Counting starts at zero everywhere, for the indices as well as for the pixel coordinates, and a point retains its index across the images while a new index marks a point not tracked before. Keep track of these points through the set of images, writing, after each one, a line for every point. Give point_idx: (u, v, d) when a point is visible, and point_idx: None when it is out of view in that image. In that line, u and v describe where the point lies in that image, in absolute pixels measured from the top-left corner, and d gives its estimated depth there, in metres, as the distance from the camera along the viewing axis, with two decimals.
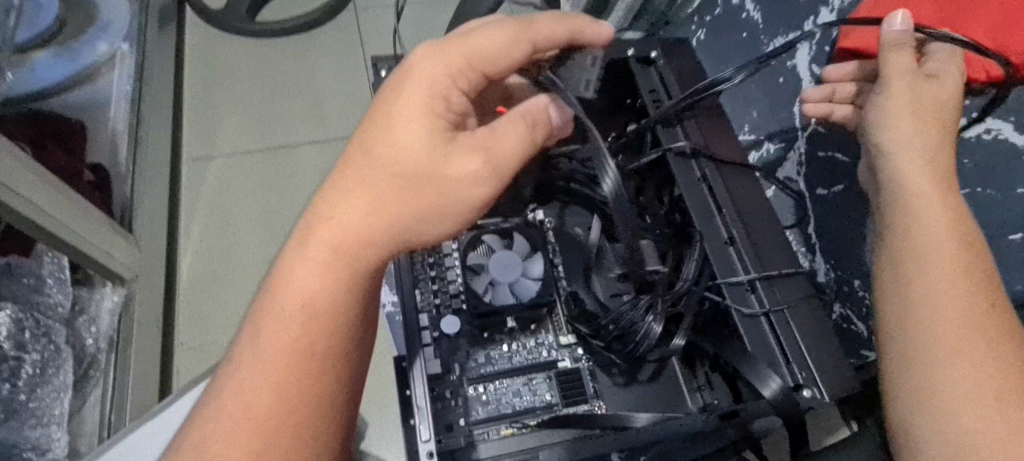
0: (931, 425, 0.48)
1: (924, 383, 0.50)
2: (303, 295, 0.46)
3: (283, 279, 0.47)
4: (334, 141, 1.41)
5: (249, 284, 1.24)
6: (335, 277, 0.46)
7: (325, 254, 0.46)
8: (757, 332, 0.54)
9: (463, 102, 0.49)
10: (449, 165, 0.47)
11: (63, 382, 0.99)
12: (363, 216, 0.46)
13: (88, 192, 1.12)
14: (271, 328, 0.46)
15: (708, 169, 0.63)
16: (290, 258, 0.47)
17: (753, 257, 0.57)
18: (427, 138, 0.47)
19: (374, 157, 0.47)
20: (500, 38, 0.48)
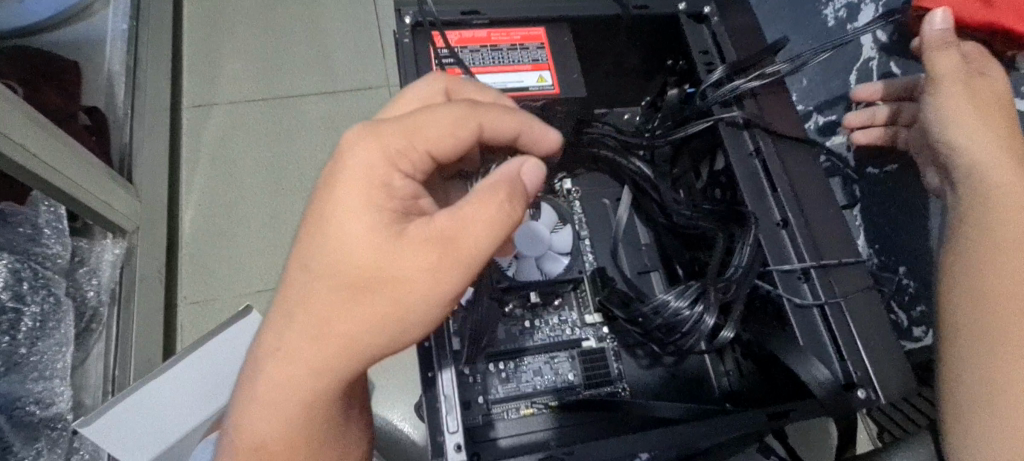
0: (993, 425, 0.46)
1: (991, 381, 0.47)
2: (274, 405, 0.42)
3: (253, 392, 0.43)
4: (342, 92, 1.33)
5: (255, 239, 1.20)
6: (297, 381, 0.42)
7: (283, 366, 0.42)
8: (808, 324, 0.50)
9: (408, 184, 0.44)
10: (400, 261, 0.41)
11: (65, 335, 0.95)
12: (313, 326, 0.41)
13: (84, 137, 1.06)
14: (246, 426, 0.43)
15: (763, 142, 0.57)
16: (258, 367, 0.43)
17: (809, 242, 0.53)
18: (372, 232, 0.42)
19: (311, 261, 0.42)
20: (446, 124, 0.45)
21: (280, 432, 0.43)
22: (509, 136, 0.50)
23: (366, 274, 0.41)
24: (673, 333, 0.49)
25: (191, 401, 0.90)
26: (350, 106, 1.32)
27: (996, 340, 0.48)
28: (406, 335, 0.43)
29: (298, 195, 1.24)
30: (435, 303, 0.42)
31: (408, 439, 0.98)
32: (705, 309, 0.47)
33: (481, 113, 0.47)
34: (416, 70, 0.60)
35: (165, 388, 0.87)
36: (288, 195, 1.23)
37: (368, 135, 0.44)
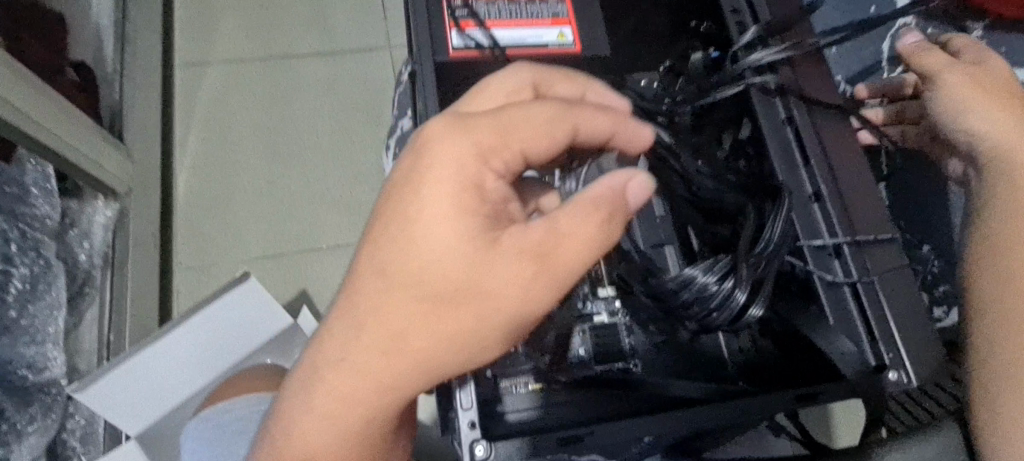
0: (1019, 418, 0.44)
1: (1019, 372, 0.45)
2: (336, 416, 0.40)
3: (310, 396, 0.40)
4: (341, 54, 1.27)
5: (252, 205, 1.16)
6: (362, 393, 0.39)
7: (350, 375, 0.39)
8: (838, 302, 0.48)
9: (500, 188, 0.39)
10: (488, 276, 0.38)
11: (56, 298, 0.92)
12: (387, 339, 0.39)
13: (72, 93, 1.01)
14: (300, 430, 0.40)
15: (797, 110, 0.53)
16: (320, 373, 0.40)
17: (843, 217, 0.50)
18: (462, 242, 0.38)
19: (388, 267, 0.39)
20: (541, 117, 0.39)
21: (338, 442, 0.40)
22: (604, 137, 0.43)
23: (451, 287, 0.38)
24: (699, 309, 0.46)
25: (190, 368, 0.88)
26: (349, 68, 1.26)
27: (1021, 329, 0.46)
28: (487, 354, 0.40)
29: (296, 160, 1.19)
30: (520, 324, 0.39)
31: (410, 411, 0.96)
32: (736, 284, 0.45)
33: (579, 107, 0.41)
34: (428, 22, 0.56)
35: (162, 355, 0.85)
36: (285, 160, 1.19)
37: (456, 126, 0.38)
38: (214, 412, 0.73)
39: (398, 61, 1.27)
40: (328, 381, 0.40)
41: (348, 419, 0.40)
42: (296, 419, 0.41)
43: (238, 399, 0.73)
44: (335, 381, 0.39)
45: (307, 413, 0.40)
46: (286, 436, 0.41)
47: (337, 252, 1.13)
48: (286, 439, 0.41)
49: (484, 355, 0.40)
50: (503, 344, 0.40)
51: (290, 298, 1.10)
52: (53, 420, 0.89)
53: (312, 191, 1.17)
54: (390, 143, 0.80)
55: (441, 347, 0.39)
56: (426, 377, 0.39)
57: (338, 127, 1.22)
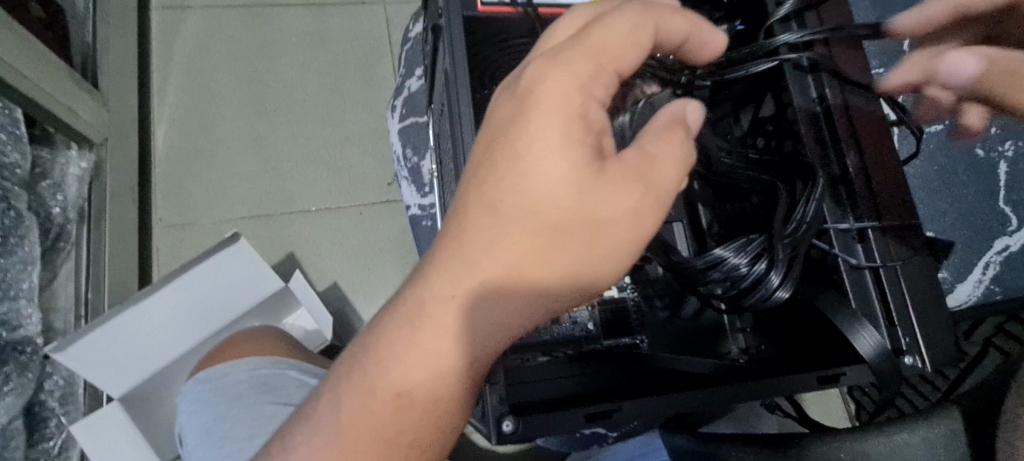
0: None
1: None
2: (438, 358, 0.39)
3: (405, 339, 0.39)
4: (331, 5, 1.20)
5: (239, 161, 1.11)
6: (466, 332, 0.39)
7: (454, 314, 0.39)
8: (859, 286, 0.49)
9: (602, 116, 0.40)
10: (597, 209, 0.39)
11: (30, 253, 0.86)
12: (499, 269, 0.39)
13: (39, 30, 0.93)
14: (387, 377, 0.39)
15: (830, 88, 0.52)
16: (417, 317, 0.39)
17: (869, 201, 0.49)
18: (572, 172, 0.39)
19: (498, 201, 0.39)
20: (628, 31, 0.40)
21: (433, 388, 0.38)
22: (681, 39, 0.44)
23: (562, 220, 0.39)
24: (730, 287, 0.47)
25: (174, 329, 0.84)
26: (342, 23, 1.19)
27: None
28: (594, 282, 0.41)
29: (284, 117, 1.14)
30: (627, 253, 0.41)
31: None
32: (770, 267, 0.45)
33: (665, 17, 0.42)
34: None
35: (147, 316, 0.82)
36: (272, 117, 1.13)
37: (557, 58, 0.39)
38: (214, 374, 0.70)
39: (394, 18, 1.21)
40: (427, 323, 0.39)
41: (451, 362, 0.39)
42: (385, 369, 0.39)
43: (240, 363, 0.71)
44: (439, 318, 0.39)
45: (405, 359, 0.39)
46: (371, 384, 0.39)
47: (327, 216, 1.09)
48: (367, 386, 0.39)
49: (590, 286, 0.41)
50: (604, 279, 0.41)
51: (277, 261, 1.06)
52: (29, 379, 0.85)
53: (302, 149, 1.12)
54: (394, 104, 0.77)
55: (553, 276, 0.40)
56: (532, 310, 0.40)
57: (329, 85, 1.16)
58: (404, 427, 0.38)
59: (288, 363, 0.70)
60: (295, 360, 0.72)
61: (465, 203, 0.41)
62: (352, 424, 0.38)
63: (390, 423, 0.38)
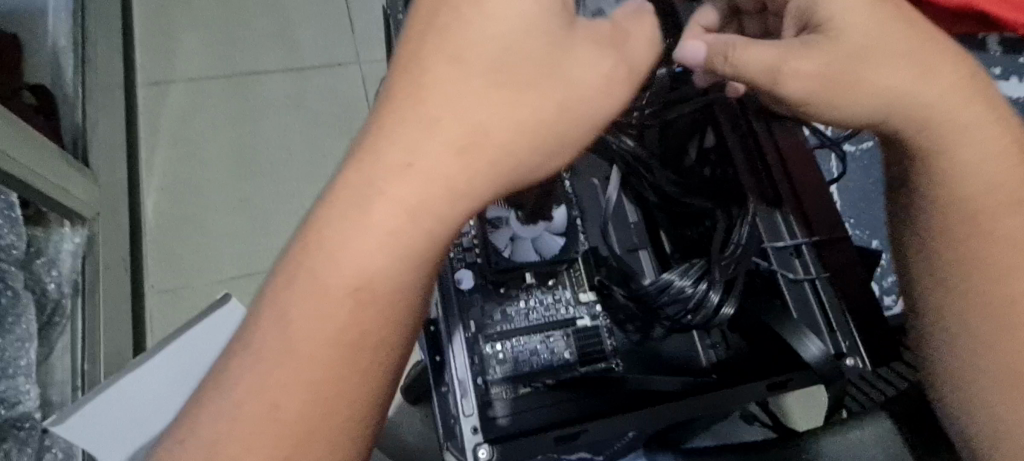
0: (1005, 382, 0.41)
1: (1001, 324, 0.42)
2: (392, 223, 0.35)
3: (355, 214, 0.36)
4: (309, 69, 1.28)
5: (227, 223, 1.15)
6: (425, 206, 0.36)
7: (412, 183, 0.35)
8: (803, 297, 0.54)
9: None
10: (562, 70, 0.40)
11: (27, 330, 0.90)
12: (464, 125, 0.37)
13: (32, 117, 0.99)
14: (336, 259, 0.35)
15: (756, 123, 0.60)
16: (367, 182, 0.36)
17: (801, 221, 0.56)
18: (535, 28, 0.39)
19: (457, 56, 0.38)
20: None
21: (390, 263, 0.36)
22: None
23: (524, 84, 0.39)
24: (680, 309, 0.52)
25: (171, 391, 0.86)
26: (320, 84, 1.26)
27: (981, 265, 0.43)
28: (560, 147, 0.40)
29: (269, 177, 1.19)
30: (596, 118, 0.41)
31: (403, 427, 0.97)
32: (710, 287, 0.51)
33: None
34: None
35: (145, 380, 0.85)
36: (258, 178, 1.18)
37: None
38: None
39: (370, 76, 1.28)
40: (381, 191, 0.35)
41: (409, 241, 0.36)
42: (336, 257, 0.35)
43: None
44: (393, 193, 0.35)
45: (358, 241, 0.35)
46: (316, 264, 0.35)
47: None
48: (313, 272, 0.35)
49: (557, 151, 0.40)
50: (569, 144, 0.41)
51: None
52: (28, 455, 0.86)
53: (290, 206, 1.17)
54: None
55: (520, 134, 0.38)
56: (498, 171, 0.38)
57: (311, 144, 1.22)
58: (362, 321, 0.36)
59: None
60: None
61: (412, 74, 0.38)
62: (307, 328, 0.35)
63: (346, 319, 0.35)
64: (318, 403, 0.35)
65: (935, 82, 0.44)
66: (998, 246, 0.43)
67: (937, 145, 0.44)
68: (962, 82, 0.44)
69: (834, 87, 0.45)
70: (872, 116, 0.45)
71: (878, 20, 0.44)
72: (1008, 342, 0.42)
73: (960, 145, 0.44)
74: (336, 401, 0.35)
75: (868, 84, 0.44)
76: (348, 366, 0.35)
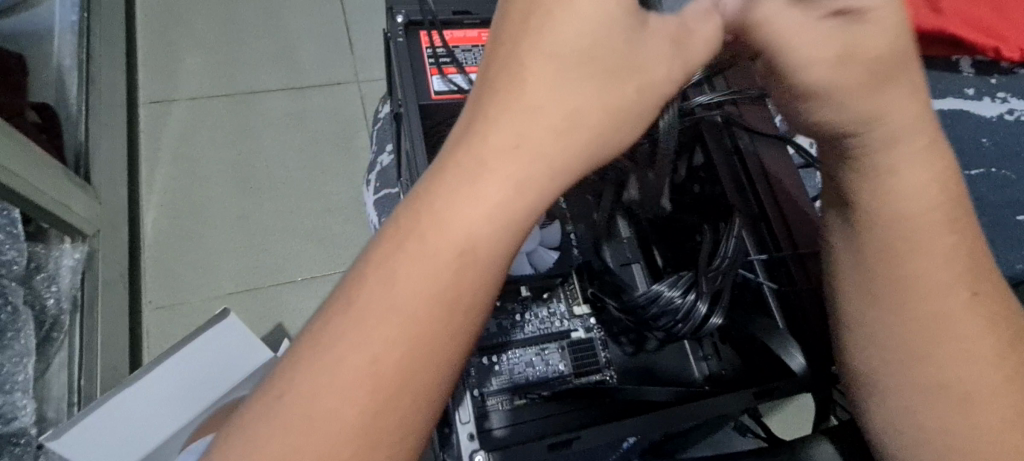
0: (915, 397, 0.44)
1: (911, 345, 0.44)
2: (481, 209, 0.34)
3: (445, 200, 0.35)
4: (308, 88, 1.30)
5: (227, 238, 1.16)
6: (524, 180, 0.35)
7: (510, 167, 0.35)
8: (788, 307, 0.57)
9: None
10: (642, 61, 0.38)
11: (26, 345, 0.91)
12: (550, 115, 0.36)
13: (35, 134, 1.01)
14: (418, 247, 0.34)
15: (742, 139, 0.63)
16: (461, 168, 0.35)
17: (786, 234, 0.59)
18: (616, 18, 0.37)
19: (542, 46, 0.37)
20: None
21: (475, 246, 0.35)
22: None
23: (608, 75, 0.37)
24: (670, 319, 0.53)
25: (167, 407, 0.86)
26: (318, 103, 1.29)
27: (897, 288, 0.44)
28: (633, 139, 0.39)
29: (269, 193, 1.20)
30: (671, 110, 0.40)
31: None
32: (698, 297, 0.53)
33: None
34: (410, 68, 0.59)
35: (141, 396, 0.85)
36: (257, 195, 1.20)
37: None
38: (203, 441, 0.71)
39: (368, 95, 1.31)
40: (482, 173, 0.35)
41: (507, 213, 0.35)
42: (431, 229, 0.34)
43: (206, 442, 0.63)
44: (494, 163, 0.35)
45: (459, 212, 0.34)
46: (402, 251, 0.34)
47: (312, 284, 1.14)
48: (400, 255, 0.34)
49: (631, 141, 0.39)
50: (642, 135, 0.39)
51: (266, 332, 1.10)
52: None
53: (290, 222, 1.19)
54: (369, 178, 0.84)
55: (598, 125, 0.37)
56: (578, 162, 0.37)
57: (309, 161, 1.24)
58: (450, 296, 0.34)
59: None
60: None
61: (508, 52, 0.37)
62: (386, 307, 0.34)
63: (435, 295, 0.34)
64: (387, 388, 0.33)
65: (909, 102, 0.41)
66: (919, 270, 0.44)
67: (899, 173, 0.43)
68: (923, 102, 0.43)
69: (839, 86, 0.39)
70: (842, 119, 0.41)
71: (900, 29, 0.38)
72: (915, 361, 0.44)
73: (903, 163, 0.43)
74: (409, 385, 0.34)
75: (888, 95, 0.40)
76: (401, 355, 0.34)
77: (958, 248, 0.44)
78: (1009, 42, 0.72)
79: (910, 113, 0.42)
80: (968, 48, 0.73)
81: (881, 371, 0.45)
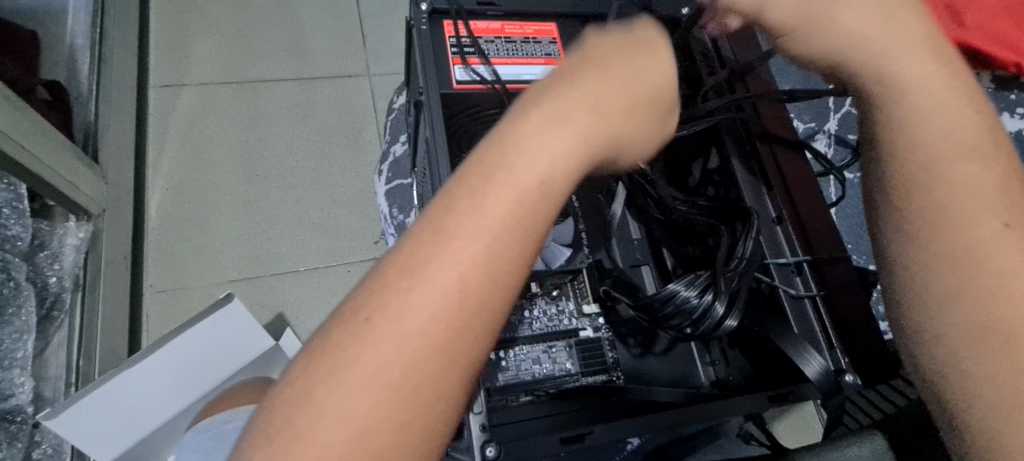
0: (972, 340, 0.38)
1: (999, 334, 0.37)
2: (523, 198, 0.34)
3: (486, 190, 0.34)
4: (319, 78, 1.30)
5: (232, 225, 1.16)
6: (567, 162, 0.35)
7: (554, 161, 0.35)
8: (801, 313, 0.56)
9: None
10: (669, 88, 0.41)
11: (26, 322, 0.90)
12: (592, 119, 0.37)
13: (45, 111, 1.00)
14: (460, 239, 0.33)
15: (761, 142, 0.63)
16: (506, 163, 0.35)
17: (801, 239, 0.59)
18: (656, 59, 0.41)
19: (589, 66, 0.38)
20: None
21: (513, 236, 0.34)
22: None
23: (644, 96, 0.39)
24: (683, 319, 0.54)
25: (170, 389, 0.86)
26: (328, 94, 1.29)
27: (965, 262, 0.39)
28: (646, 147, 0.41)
29: (275, 181, 1.20)
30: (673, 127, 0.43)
31: None
32: (715, 297, 0.52)
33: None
34: (433, 57, 0.58)
35: (140, 379, 0.83)
36: (263, 183, 1.20)
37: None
38: (214, 422, 0.71)
39: (378, 88, 1.31)
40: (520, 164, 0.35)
41: (588, 151, 0.36)
42: (509, 176, 0.34)
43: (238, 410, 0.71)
44: (567, 110, 0.36)
45: (540, 148, 0.35)
46: (444, 241, 0.33)
47: (315, 275, 1.13)
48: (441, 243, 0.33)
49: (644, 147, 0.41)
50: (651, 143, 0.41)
51: (266, 322, 1.09)
52: (17, 449, 0.85)
53: (296, 211, 1.18)
54: (381, 168, 0.84)
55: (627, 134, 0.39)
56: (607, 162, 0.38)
57: (317, 151, 1.24)
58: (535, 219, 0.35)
59: None
60: None
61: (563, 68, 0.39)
62: (478, 237, 0.33)
63: (511, 239, 0.34)
64: (475, 307, 0.33)
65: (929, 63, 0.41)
66: (988, 244, 0.39)
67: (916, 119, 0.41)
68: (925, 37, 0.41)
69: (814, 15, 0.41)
70: (842, 55, 0.42)
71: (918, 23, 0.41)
72: (962, 310, 0.39)
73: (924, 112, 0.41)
74: (488, 308, 0.34)
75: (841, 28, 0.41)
76: (439, 342, 0.32)
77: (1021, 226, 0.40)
78: None
79: (935, 75, 0.41)
80: (988, 62, 0.73)
81: (964, 367, 0.38)
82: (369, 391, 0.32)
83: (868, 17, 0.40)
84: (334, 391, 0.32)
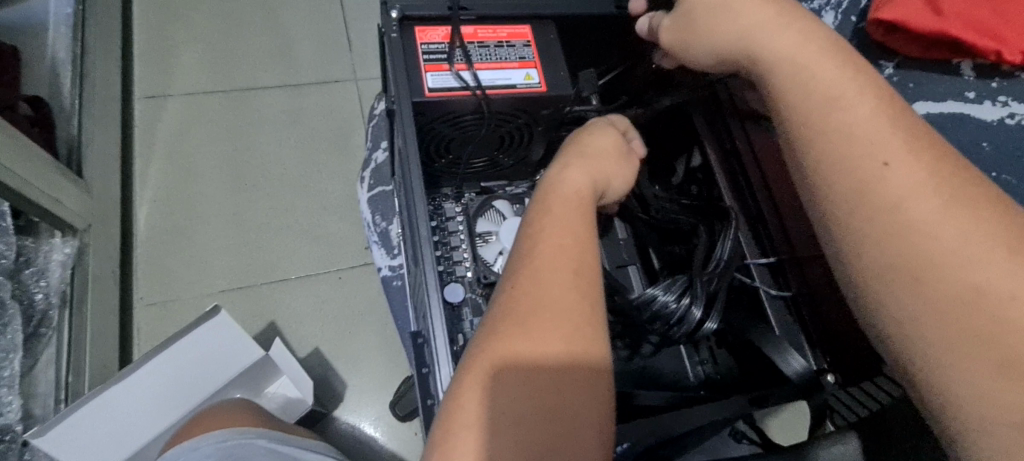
0: (963, 350, 0.36)
1: (913, 264, 0.38)
2: (548, 256, 0.45)
3: (519, 267, 0.46)
4: (305, 85, 1.29)
5: (221, 236, 1.15)
6: (570, 227, 0.48)
7: (559, 228, 0.47)
8: (782, 312, 0.58)
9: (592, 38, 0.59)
10: (622, 167, 0.56)
11: (12, 341, 0.89)
12: (573, 195, 0.50)
13: (27, 127, 0.99)
14: (515, 298, 0.44)
15: (740, 139, 0.62)
16: (526, 246, 0.47)
17: (784, 239, 0.59)
18: (614, 149, 0.56)
19: (568, 161, 0.53)
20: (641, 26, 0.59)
21: (553, 281, 0.44)
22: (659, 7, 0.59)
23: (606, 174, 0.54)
24: (662, 323, 0.55)
25: (161, 400, 0.85)
26: (315, 100, 1.28)
27: (862, 198, 0.41)
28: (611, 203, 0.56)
29: (263, 190, 1.19)
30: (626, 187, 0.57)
31: (375, 442, 1.03)
32: (692, 301, 0.54)
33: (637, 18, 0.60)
34: (405, 66, 0.58)
35: (134, 389, 0.83)
36: (251, 192, 1.19)
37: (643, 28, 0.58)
38: (179, 450, 0.68)
39: (365, 93, 1.30)
40: (537, 241, 0.47)
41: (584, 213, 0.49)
42: (534, 250, 0.46)
43: (207, 436, 0.70)
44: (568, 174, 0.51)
45: (556, 204, 0.49)
46: (505, 308, 0.44)
47: (306, 283, 1.13)
48: (503, 309, 0.44)
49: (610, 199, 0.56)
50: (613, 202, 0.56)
51: (257, 331, 1.08)
52: None
53: (285, 219, 1.18)
54: (363, 175, 0.84)
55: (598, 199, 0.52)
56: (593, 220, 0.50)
57: (305, 158, 1.23)
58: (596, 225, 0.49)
59: (254, 432, 0.70)
60: (262, 428, 0.71)
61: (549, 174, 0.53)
62: (552, 244, 0.46)
63: (551, 282, 0.44)
64: (558, 315, 0.43)
65: (787, 31, 0.47)
66: (879, 175, 0.41)
67: (849, 111, 0.43)
68: (798, 25, 0.47)
69: (689, 32, 0.51)
70: (732, 54, 0.49)
71: (814, 31, 0.47)
72: (951, 318, 0.37)
73: (851, 108, 0.43)
74: (568, 313, 0.43)
75: (722, 31, 0.49)
76: (541, 370, 0.41)
77: (916, 152, 0.41)
78: (1009, 45, 0.70)
79: (829, 55, 0.45)
80: (970, 50, 0.71)
81: (891, 303, 0.39)
82: (518, 360, 0.41)
83: (752, 17, 0.48)
84: (499, 364, 0.41)
